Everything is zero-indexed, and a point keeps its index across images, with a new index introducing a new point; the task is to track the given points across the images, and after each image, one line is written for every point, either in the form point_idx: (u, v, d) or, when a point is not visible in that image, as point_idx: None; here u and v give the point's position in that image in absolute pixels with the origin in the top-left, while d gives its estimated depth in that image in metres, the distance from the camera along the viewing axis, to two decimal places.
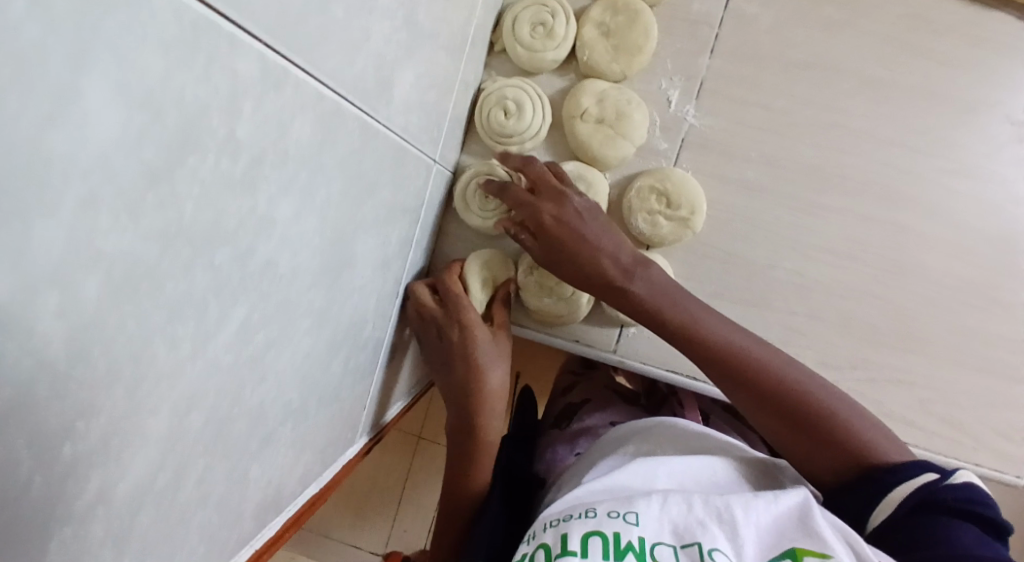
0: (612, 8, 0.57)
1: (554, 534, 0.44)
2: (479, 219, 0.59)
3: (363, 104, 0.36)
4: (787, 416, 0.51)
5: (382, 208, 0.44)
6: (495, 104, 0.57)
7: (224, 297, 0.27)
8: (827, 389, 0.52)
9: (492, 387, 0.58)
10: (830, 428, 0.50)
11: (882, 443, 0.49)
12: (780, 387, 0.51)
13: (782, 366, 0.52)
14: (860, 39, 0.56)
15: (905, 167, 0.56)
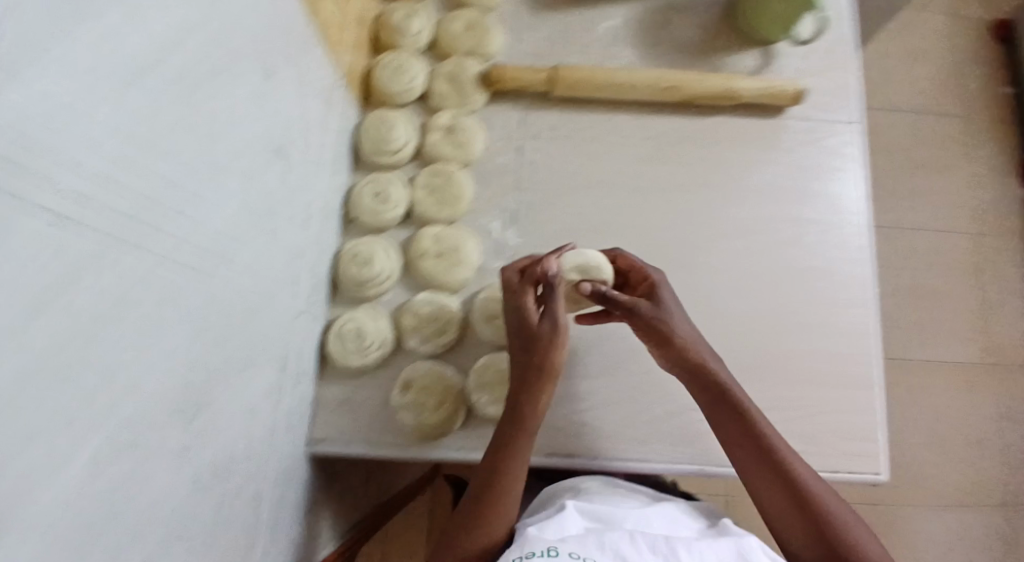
0: (432, 173, 0.73)
1: None
2: (356, 356, 0.68)
3: (210, 267, 0.46)
4: (789, 507, 0.54)
5: (243, 351, 0.52)
6: (350, 259, 0.70)
7: (79, 426, 0.32)
8: (817, 480, 0.55)
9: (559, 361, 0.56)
10: (830, 521, 0.53)
11: (864, 535, 0.53)
12: (801, 483, 0.55)
13: (793, 462, 0.56)
14: (621, 160, 0.74)
15: (683, 241, 0.71)
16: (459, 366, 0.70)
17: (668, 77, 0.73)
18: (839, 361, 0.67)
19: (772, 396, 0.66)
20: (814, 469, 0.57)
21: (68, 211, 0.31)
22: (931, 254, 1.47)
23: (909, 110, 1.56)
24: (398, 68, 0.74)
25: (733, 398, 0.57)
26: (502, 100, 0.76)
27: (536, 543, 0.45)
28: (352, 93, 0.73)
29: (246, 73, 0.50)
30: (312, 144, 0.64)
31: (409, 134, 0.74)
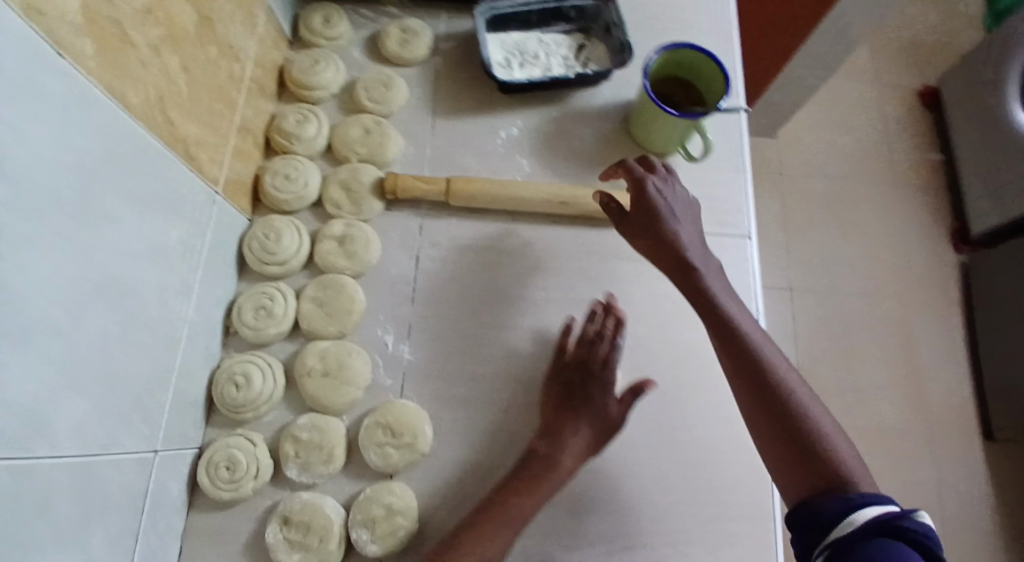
0: (321, 285, 0.70)
1: None
2: (226, 488, 0.63)
3: (25, 447, 0.42)
4: (738, 368, 0.57)
5: (66, 519, 0.47)
6: (226, 380, 0.66)
7: None
8: (794, 383, 0.56)
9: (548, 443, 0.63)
10: (796, 417, 0.54)
11: (832, 437, 0.53)
12: (766, 372, 0.56)
13: (778, 369, 0.56)
14: (523, 272, 0.73)
15: None
16: (343, 496, 0.65)
17: (568, 192, 0.72)
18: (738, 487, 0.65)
19: (665, 526, 0.63)
20: (803, 382, 0.57)
21: None
22: (867, 320, 1.48)
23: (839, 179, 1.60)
24: (292, 174, 0.71)
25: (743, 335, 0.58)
26: (400, 208, 0.74)
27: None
28: (239, 201, 0.69)
29: (86, 222, 0.46)
30: (180, 268, 0.59)
31: (299, 243, 0.70)
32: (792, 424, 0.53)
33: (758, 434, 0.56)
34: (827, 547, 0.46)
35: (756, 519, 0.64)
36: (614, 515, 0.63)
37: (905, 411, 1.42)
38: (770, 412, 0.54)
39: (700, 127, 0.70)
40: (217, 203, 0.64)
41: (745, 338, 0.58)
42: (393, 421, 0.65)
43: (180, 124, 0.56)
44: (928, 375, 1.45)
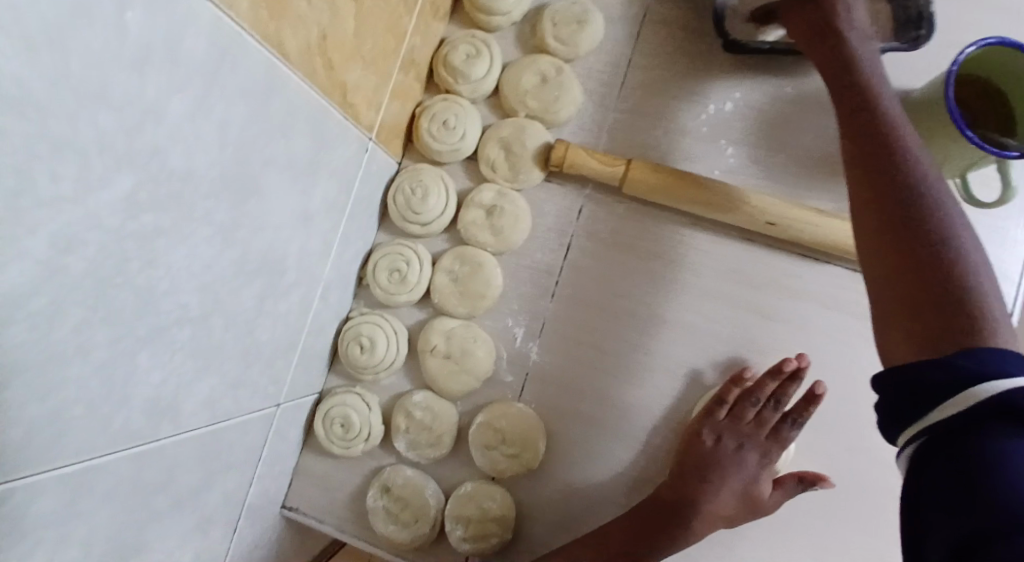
0: (460, 258, 0.62)
1: None
2: (338, 445, 0.63)
3: (146, 431, 0.40)
4: (874, 180, 0.36)
5: (188, 483, 0.47)
6: (351, 339, 0.62)
7: None
8: (961, 228, 0.34)
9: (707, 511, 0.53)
10: (931, 225, 0.33)
11: (975, 261, 0.33)
12: (904, 180, 0.35)
13: (915, 145, 0.37)
14: (688, 293, 0.60)
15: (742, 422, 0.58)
16: (445, 484, 0.62)
17: (776, 210, 0.55)
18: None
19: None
20: (962, 213, 0.35)
21: None
22: None
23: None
24: (451, 121, 0.60)
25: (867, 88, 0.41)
26: (563, 180, 0.62)
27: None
28: (391, 146, 0.61)
29: (228, 198, 0.41)
30: (324, 227, 0.54)
31: (444, 205, 0.62)
32: (934, 255, 0.33)
33: (871, 273, 0.35)
34: (928, 429, 0.29)
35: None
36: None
37: None
38: (879, 219, 0.35)
39: (1005, 166, 0.50)
40: (368, 151, 0.56)
41: (880, 110, 0.39)
42: (511, 423, 0.60)
43: (339, 66, 0.48)
44: None
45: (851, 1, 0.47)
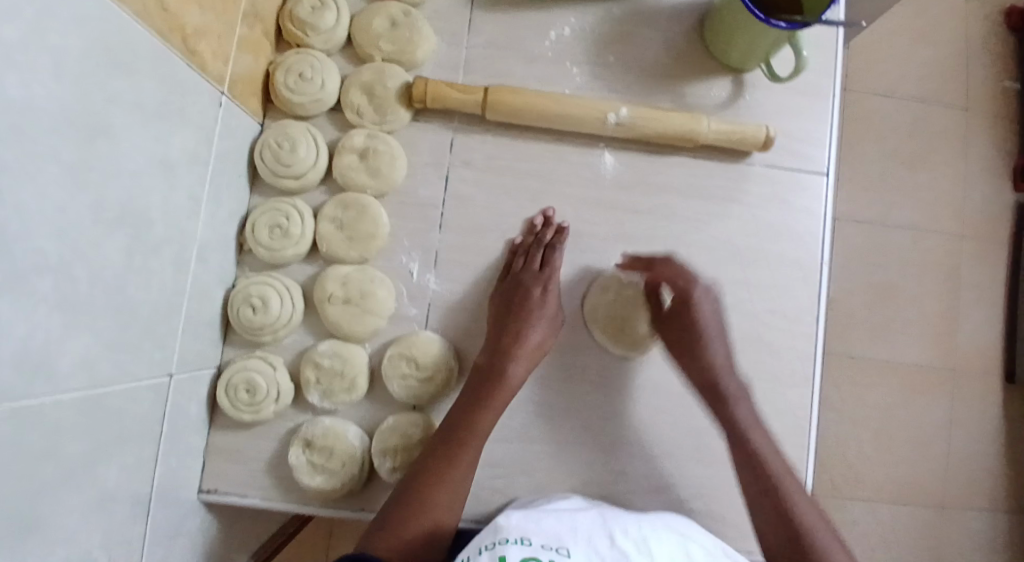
0: (342, 204, 0.63)
1: (491, 555, 0.45)
2: (247, 411, 0.62)
3: (27, 390, 0.38)
4: (712, 374, 0.60)
5: (81, 453, 0.45)
6: (242, 302, 0.62)
7: None
8: (722, 352, 0.61)
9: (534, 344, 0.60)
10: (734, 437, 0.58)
11: (818, 525, 0.54)
12: (729, 403, 0.59)
13: (715, 342, 0.61)
14: (565, 202, 0.65)
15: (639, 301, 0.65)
16: (366, 425, 0.64)
17: (625, 110, 0.62)
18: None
19: (677, 474, 0.63)
20: (772, 438, 0.59)
21: None
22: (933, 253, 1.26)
23: (912, 96, 1.29)
24: (307, 73, 0.62)
25: (687, 312, 0.61)
26: (431, 117, 0.65)
27: (509, 531, 0.49)
28: (249, 102, 0.62)
29: (74, 137, 0.39)
30: (189, 181, 0.53)
31: (316, 155, 0.63)
32: (764, 494, 0.56)
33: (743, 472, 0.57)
34: None
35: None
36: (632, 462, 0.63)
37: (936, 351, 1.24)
38: (734, 440, 0.58)
39: (796, 39, 0.58)
40: (222, 105, 0.57)
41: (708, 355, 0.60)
42: (421, 348, 0.62)
43: (175, 8, 0.48)
44: (966, 317, 1.26)
45: (699, 306, 0.61)
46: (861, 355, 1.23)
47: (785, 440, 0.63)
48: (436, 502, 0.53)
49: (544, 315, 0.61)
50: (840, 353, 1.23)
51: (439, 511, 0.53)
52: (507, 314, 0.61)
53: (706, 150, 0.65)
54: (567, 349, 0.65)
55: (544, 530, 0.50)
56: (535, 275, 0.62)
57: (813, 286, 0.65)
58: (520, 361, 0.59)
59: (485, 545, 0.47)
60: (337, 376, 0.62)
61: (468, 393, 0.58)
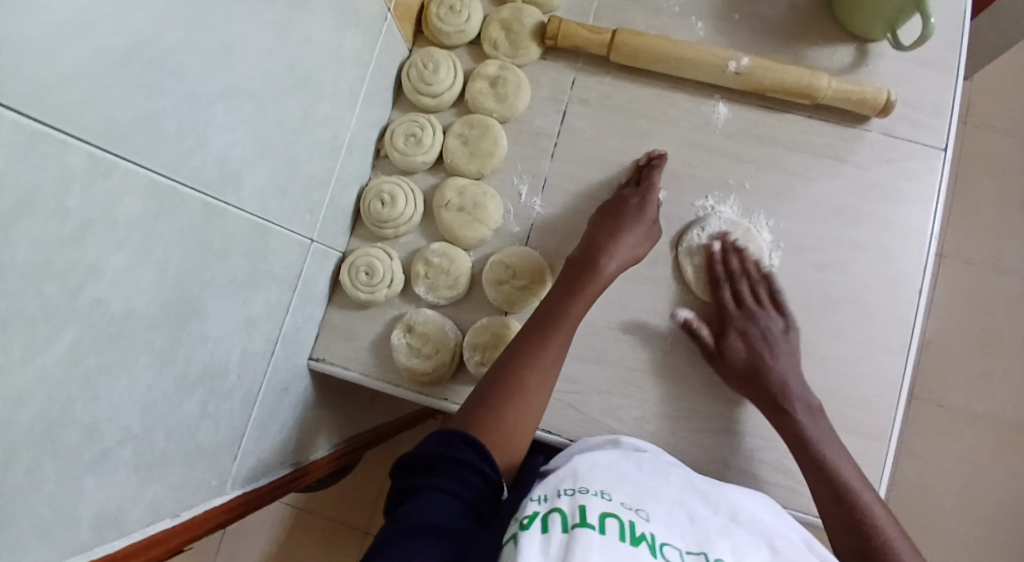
0: (469, 123, 0.71)
1: (570, 503, 0.45)
2: (362, 292, 0.69)
3: (217, 188, 0.47)
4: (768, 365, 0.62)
5: (242, 269, 0.53)
6: (373, 197, 0.70)
7: (43, 325, 0.33)
8: (778, 338, 0.63)
9: (630, 251, 0.63)
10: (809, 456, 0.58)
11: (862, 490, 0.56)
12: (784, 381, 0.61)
13: (777, 348, 0.63)
14: (672, 145, 0.69)
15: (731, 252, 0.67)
16: (461, 323, 0.70)
17: (742, 61, 0.66)
18: (845, 404, 0.63)
19: (745, 422, 0.64)
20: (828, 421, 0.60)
21: (61, 116, 0.31)
22: None
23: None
24: (456, 6, 0.71)
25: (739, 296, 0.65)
26: (557, 58, 0.73)
27: (590, 484, 0.49)
28: (404, 27, 0.71)
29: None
30: (352, 75, 0.63)
31: (454, 79, 0.71)
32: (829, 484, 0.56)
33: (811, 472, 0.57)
34: None
35: (851, 439, 0.63)
36: (703, 399, 0.65)
37: None
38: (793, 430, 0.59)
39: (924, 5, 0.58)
40: (385, 22, 0.67)
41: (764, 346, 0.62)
42: (520, 260, 0.68)
43: None
44: None
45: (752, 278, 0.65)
46: (954, 405, 1.11)
47: (866, 403, 0.63)
48: (527, 380, 0.57)
49: (640, 222, 0.64)
50: (932, 403, 1.11)
51: (529, 391, 0.57)
52: (606, 219, 0.65)
53: (814, 109, 0.67)
54: (653, 283, 0.68)
55: (624, 491, 0.50)
56: (634, 190, 0.66)
57: (919, 261, 0.65)
58: (613, 257, 0.62)
59: (564, 490, 0.48)
60: (444, 273, 0.69)
61: (563, 285, 0.62)
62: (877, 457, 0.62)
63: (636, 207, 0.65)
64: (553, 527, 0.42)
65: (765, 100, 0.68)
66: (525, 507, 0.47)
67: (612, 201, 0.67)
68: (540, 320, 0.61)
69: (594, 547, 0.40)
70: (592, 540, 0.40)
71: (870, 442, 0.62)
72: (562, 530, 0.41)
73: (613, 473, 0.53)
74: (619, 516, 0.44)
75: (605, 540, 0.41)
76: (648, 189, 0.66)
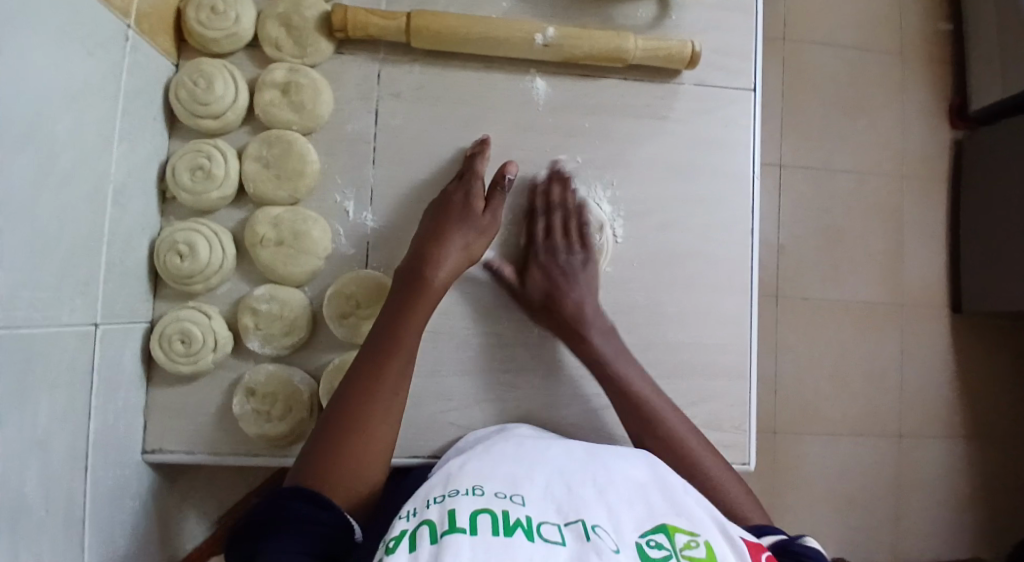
0: (267, 142, 0.61)
1: (439, 511, 0.42)
2: (183, 363, 0.60)
3: None
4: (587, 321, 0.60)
5: (7, 390, 0.42)
6: (168, 250, 0.59)
7: None
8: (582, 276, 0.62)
9: (463, 251, 0.58)
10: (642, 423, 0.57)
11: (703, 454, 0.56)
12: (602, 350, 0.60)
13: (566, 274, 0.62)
14: (497, 129, 0.64)
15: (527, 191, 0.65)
16: (311, 368, 0.63)
17: (548, 31, 0.61)
18: (708, 355, 0.64)
19: None
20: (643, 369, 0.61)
21: None
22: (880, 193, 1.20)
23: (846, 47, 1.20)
24: (219, 6, 0.60)
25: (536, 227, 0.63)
26: (354, 50, 0.64)
27: (460, 483, 0.47)
28: (160, 41, 0.59)
29: None
30: (98, 116, 0.50)
31: (236, 92, 0.61)
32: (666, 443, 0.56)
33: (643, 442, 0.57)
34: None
35: (719, 385, 0.64)
36: (576, 382, 0.64)
37: (886, 289, 1.19)
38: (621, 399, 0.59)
39: None
40: (128, 40, 0.54)
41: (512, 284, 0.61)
42: (360, 286, 0.61)
43: None
44: (911, 252, 1.21)
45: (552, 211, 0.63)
46: (815, 296, 1.17)
47: (728, 348, 0.64)
48: (371, 418, 0.51)
49: (467, 221, 0.59)
50: (796, 297, 1.17)
51: (374, 424, 0.51)
52: (433, 220, 0.59)
53: (628, 69, 0.65)
54: None
55: (498, 479, 0.48)
56: (458, 184, 0.61)
57: (747, 203, 0.66)
58: (445, 260, 0.57)
59: (433, 497, 0.45)
60: (276, 320, 0.60)
61: (393, 303, 0.56)
62: (744, 396, 0.64)
63: (462, 201, 0.59)
64: (421, 543, 0.39)
65: (579, 68, 0.65)
66: (392, 528, 0.42)
67: (440, 198, 0.61)
68: (373, 347, 0.54)
69: (466, 552, 0.37)
70: (464, 545, 0.38)
71: (738, 386, 0.64)
72: (431, 543, 0.38)
73: (485, 465, 0.51)
74: (492, 510, 0.42)
75: (477, 541, 0.38)
76: (472, 183, 0.60)
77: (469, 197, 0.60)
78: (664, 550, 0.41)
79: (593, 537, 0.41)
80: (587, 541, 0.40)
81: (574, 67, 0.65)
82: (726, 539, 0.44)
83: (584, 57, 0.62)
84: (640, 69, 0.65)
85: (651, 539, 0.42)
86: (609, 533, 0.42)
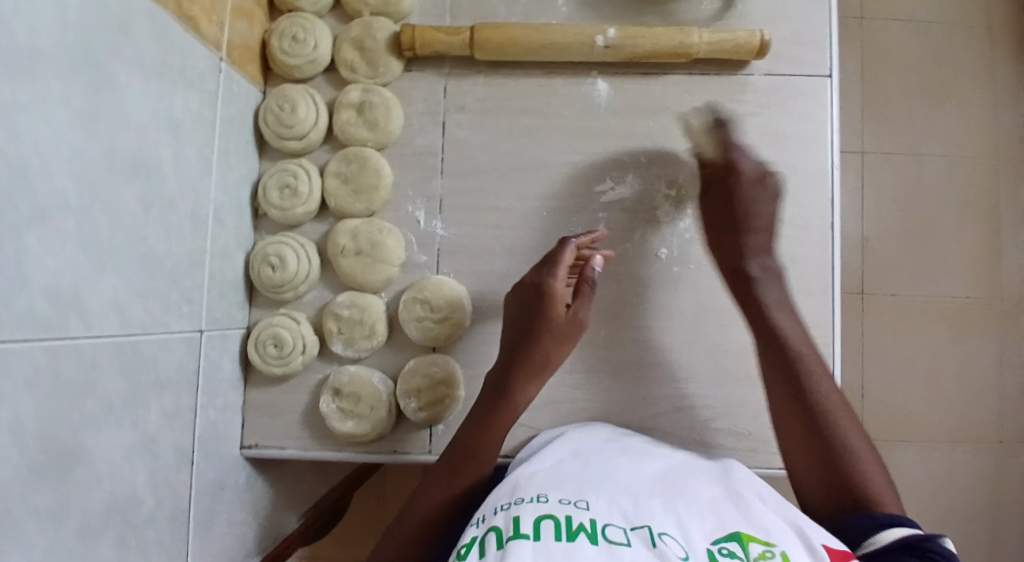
0: (345, 159, 0.65)
1: (504, 518, 0.44)
2: (276, 365, 0.65)
3: (64, 319, 0.41)
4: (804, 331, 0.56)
5: (116, 392, 0.47)
6: (261, 262, 0.64)
7: None
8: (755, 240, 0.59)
9: (555, 327, 0.58)
10: (806, 402, 0.54)
11: (854, 451, 0.53)
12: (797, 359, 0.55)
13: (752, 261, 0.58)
14: (560, 135, 0.65)
15: (651, 184, 0.64)
16: (389, 370, 0.66)
17: (608, 31, 0.62)
18: None
19: (693, 399, 0.63)
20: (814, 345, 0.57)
21: None
22: (978, 174, 1.11)
23: (930, 24, 1.13)
24: (299, 35, 0.65)
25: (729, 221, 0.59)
26: (422, 66, 0.67)
27: (528, 492, 0.48)
28: (248, 70, 0.65)
29: (85, 86, 0.42)
30: (195, 145, 0.56)
31: (316, 114, 0.65)
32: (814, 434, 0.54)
33: (796, 426, 0.55)
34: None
35: None
36: (647, 385, 0.64)
37: (982, 285, 1.10)
38: (805, 415, 0.54)
39: None
40: (222, 71, 0.60)
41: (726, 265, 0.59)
42: (434, 290, 0.64)
43: None
44: (1013, 240, 1.11)
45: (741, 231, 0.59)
46: (905, 291, 1.10)
47: None
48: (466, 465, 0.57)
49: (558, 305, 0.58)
50: (882, 296, 1.10)
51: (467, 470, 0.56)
52: (523, 300, 0.59)
53: (693, 64, 0.64)
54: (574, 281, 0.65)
55: (562, 488, 0.49)
56: (549, 264, 0.59)
57: (825, 199, 0.63)
58: (536, 345, 0.58)
59: (500, 505, 0.47)
60: (358, 324, 0.64)
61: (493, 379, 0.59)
62: None
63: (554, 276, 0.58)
64: (489, 549, 0.41)
65: (642, 65, 0.65)
66: (461, 534, 0.45)
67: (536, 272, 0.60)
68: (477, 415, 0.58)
69: (529, 556, 0.38)
70: (528, 549, 0.39)
71: None
72: (497, 549, 0.40)
73: (555, 476, 0.52)
74: (555, 515, 0.43)
75: (542, 546, 0.40)
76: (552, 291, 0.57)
77: (559, 272, 0.58)
78: (737, 559, 0.41)
79: (660, 545, 0.42)
80: (655, 548, 0.41)
81: (637, 65, 0.65)
82: (806, 550, 0.43)
83: (645, 54, 0.62)
84: (705, 62, 0.64)
85: (724, 547, 0.43)
86: (677, 541, 0.43)
